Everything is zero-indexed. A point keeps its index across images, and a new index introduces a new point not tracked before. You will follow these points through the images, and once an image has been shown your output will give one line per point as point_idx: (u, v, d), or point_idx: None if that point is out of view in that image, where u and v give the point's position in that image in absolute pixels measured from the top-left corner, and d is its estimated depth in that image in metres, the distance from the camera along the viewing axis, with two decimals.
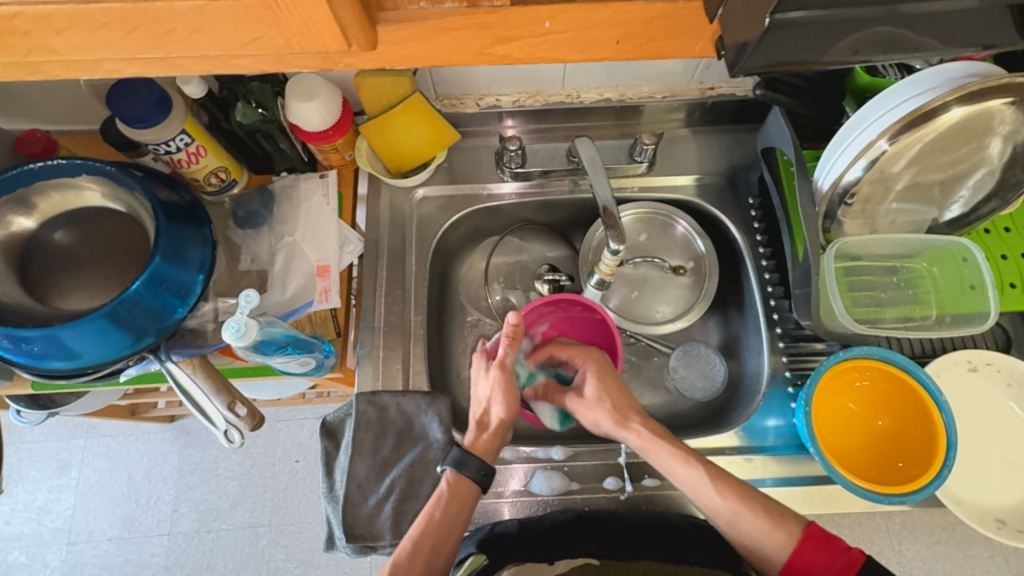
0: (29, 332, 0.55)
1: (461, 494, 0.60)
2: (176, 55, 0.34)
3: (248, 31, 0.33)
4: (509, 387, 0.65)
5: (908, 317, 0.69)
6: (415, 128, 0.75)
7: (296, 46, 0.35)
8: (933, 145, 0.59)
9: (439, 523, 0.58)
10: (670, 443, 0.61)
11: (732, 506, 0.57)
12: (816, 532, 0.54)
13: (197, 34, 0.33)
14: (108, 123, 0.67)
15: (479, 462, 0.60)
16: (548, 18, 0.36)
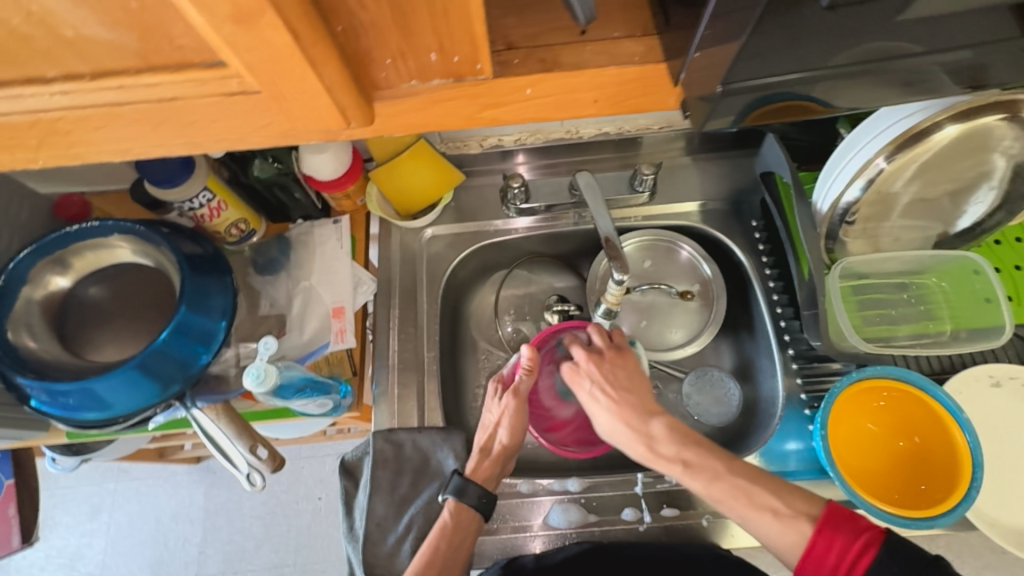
0: (66, 386, 0.59)
1: (463, 523, 0.63)
2: (195, 140, 0.38)
3: (260, 119, 0.37)
4: (518, 418, 0.67)
5: (922, 333, 0.68)
6: (423, 172, 0.80)
7: (301, 127, 0.38)
8: (931, 163, 0.59)
9: (443, 554, 0.61)
10: (689, 450, 0.58)
11: (744, 511, 0.55)
12: (827, 519, 0.50)
13: (214, 124, 0.37)
14: (138, 185, 0.73)
15: (480, 490, 0.64)
16: (529, 86, 0.38)
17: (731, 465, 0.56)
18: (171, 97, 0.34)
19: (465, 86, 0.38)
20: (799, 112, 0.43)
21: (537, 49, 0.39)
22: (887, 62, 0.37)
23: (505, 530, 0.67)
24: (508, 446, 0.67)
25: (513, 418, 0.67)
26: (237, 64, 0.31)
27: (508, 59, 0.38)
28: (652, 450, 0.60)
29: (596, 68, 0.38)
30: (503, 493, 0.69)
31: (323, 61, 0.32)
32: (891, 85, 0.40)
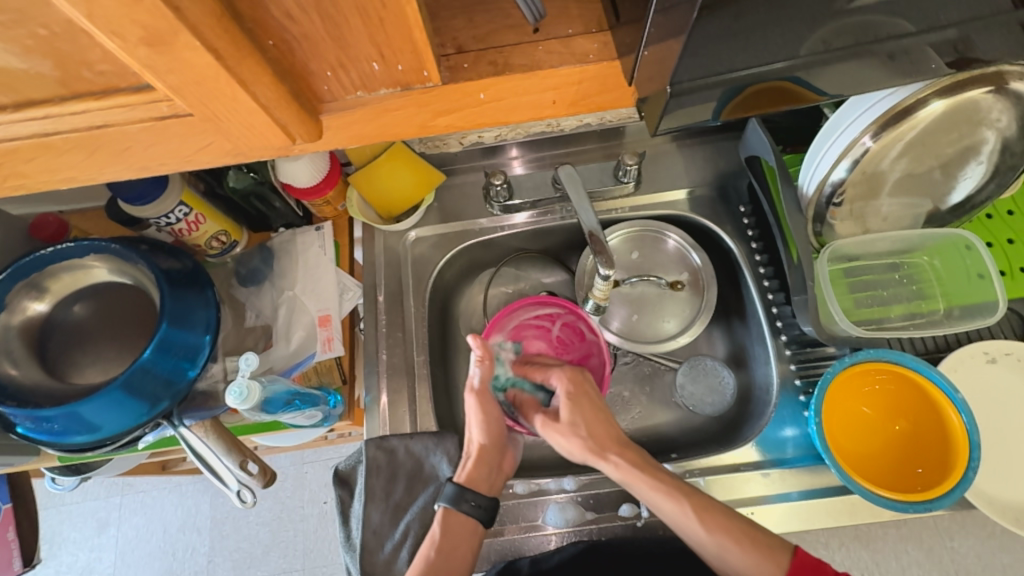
0: (51, 411, 0.58)
1: (455, 530, 0.61)
2: (136, 164, 0.37)
3: (197, 140, 0.36)
4: (489, 411, 0.66)
5: (914, 313, 0.67)
6: (402, 175, 0.79)
7: (245, 146, 0.37)
8: (916, 140, 0.58)
9: (434, 562, 0.58)
10: (651, 478, 0.58)
11: (718, 541, 0.54)
12: (803, 563, 0.52)
13: (151, 148, 0.35)
14: (112, 203, 0.72)
15: (474, 494, 0.61)
16: (482, 90, 0.37)
17: (717, 508, 0.56)
18: (102, 123, 0.33)
19: (415, 93, 0.36)
20: (789, 98, 0.41)
21: (488, 50, 0.37)
22: (840, 50, 0.36)
23: (503, 532, 0.67)
24: (488, 445, 0.65)
25: (481, 414, 0.65)
26: (162, 87, 0.30)
27: (457, 64, 0.37)
28: (623, 477, 0.59)
29: (547, 68, 0.36)
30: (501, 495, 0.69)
31: (255, 79, 0.31)
32: (850, 73, 0.39)
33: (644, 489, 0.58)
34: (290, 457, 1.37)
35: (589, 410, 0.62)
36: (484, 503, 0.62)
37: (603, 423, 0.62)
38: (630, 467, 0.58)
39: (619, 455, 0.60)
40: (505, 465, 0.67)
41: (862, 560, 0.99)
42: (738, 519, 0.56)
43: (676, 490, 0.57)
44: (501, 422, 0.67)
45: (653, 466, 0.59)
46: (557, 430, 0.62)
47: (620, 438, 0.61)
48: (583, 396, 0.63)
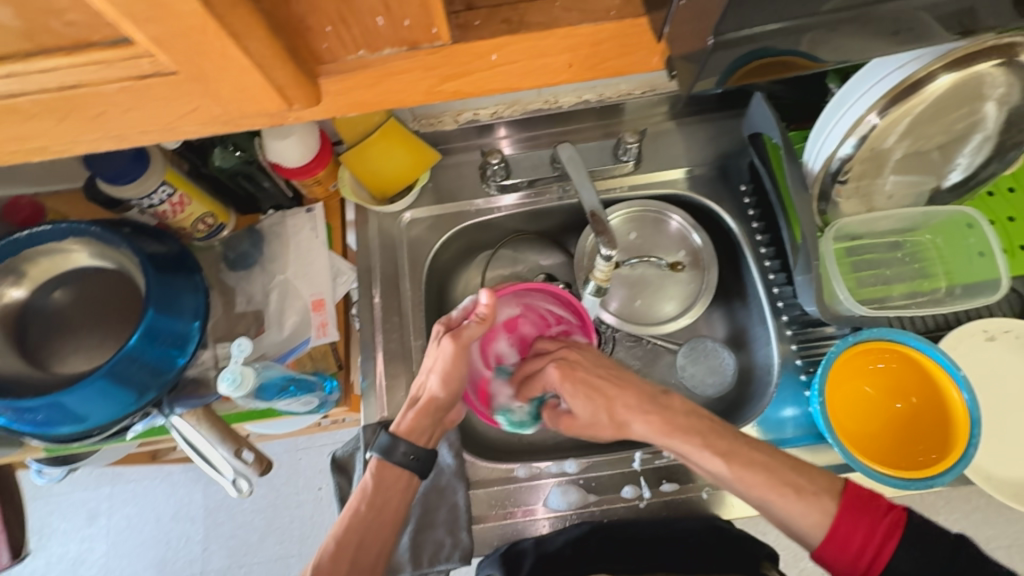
0: (33, 402, 0.55)
1: (389, 482, 0.62)
2: (115, 132, 0.34)
3: (182, 103, 0.33)
4: (453, 366, 0.64)
5: (916, 292, 0.67)
6: (397, 154, 0.76)
7: (235, 111, 0.34)
8: (924, 115, 0.56)
9: (363, 517, 0.60)
10: (681, 439, 0.59)
11: (759, 494, 0.55)
12: (850, 502, 0.52)
13: (131, 112, 0.33)
14: (90, 183, 0.68)
15: (408, 446, 0.62)
16: (494, 51, 0.35)
17: (742, 446, 0.57)
18: (73, 83, 0.31)
19: (422, 54, 0.34)
20: (789, 67, 0.40)
21: (500, 7, 0.36)
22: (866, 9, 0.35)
23: (505, 516, 0.66)
24: (440, 398, 0.65)
25: (448, 366, 0.64)
26: (142, 39, 0.28)
27: (467, 21, 0.35)
28: (657, 433, 0.60)
29: (565, 26, 0.35)
30: (502, 478, 0.68)
31: (247, 32, 0.28)
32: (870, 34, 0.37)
33: (676, 449, 0.59)
34: (283, 443, 1.36)
35: (610, 395, 0.64)
36: (421, 455, 0.63)
37: (622, 394, 0.63)
38: (657, 432, 0.60)
39: (645, 420, 0.61)
40: (447, 419, 0.68)
41: None
42: (783, 467, 0.55)
43: (709, 448, 0.57)
44: (463, 378, 0.65)
45: (683, 421, 0.60)
46: (578, 425, 0.65)
47: (648, 399, 0.63)
48: (585, 382, 0.65)
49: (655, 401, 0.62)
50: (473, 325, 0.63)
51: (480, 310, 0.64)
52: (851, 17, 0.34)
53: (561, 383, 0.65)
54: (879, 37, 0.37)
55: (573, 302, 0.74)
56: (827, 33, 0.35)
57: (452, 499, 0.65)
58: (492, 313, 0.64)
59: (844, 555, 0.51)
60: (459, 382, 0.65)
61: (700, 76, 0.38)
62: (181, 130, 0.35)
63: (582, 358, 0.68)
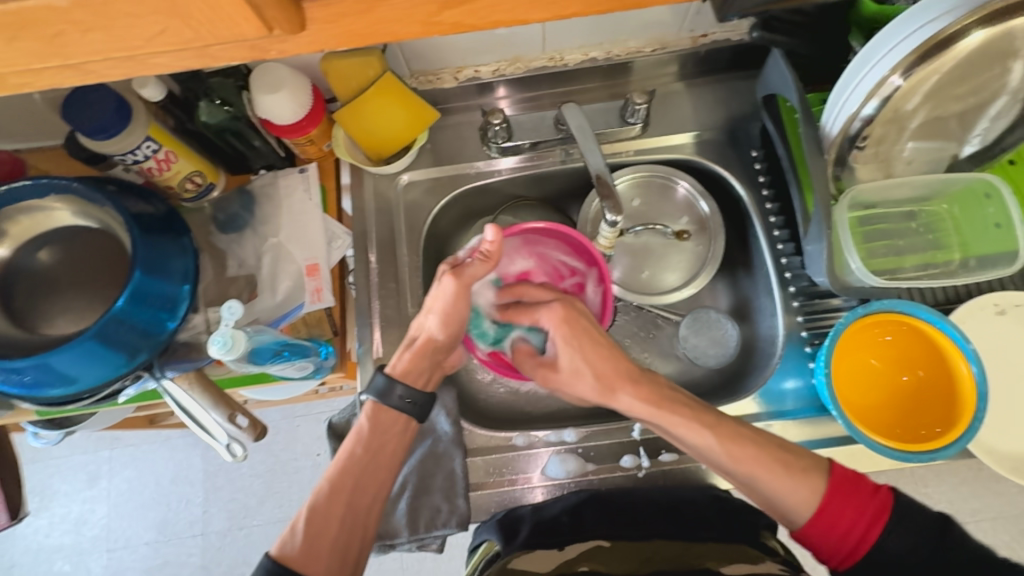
0: (19, 363, 0.53)
1: (385, 425, 0.61)
2: (77, 59, 0.32)
3: (150, 25, 0.30)
4: (453, 308, 0.61)
5: (929, 264, 0.65)
6: (393, 112, 0.71)
7: (211, 37, 0.31)
8: (951, 77, 0.53)
9: (359, 460, 0.59)
10: (668, 412, 0.57)
11: (749, 470, 0.55)
12: (840, 485, 0.53)
13: (91, 35, 0.30)
14: (71, 136, 0.65)
15: (405, 390, 0.61)
16: None
17: (730, 419, 0.57)
18: None
19: None
20: None
21: None
22: None
23: (502, 484, 0.66)
24: (439, 340, 0.63)
25: (449, 307, 0.61)
26: None
27: None
28: (644, 401, 0.58)
29: None
30: (498, 446, 0.67)
31: None
32: None
33: (662, 422, 0.57)
34: (281, 411, 1.36)
35: (589, 351, 0.60)
36: (418, 400, 0.62)
37: (614, 357, 0.60)
38: (643, 401, 0.58)
39: (633, 389, 0.58)
40: (446, 362, 0.67)
41: None
42: (772, 445, 0.55)
43: (698, 423, 0.56)
44: (463, 321, 0.63)
45: (670, 395, 0.58)
46: (560, 379, 0.62)
47: (636, 370, 0.60)
48: (584, 338, 0.61)
49: (643, 371, 0.60)
50: (477, 264, 0.60)
51: (484, 247, 0.59)
52: None
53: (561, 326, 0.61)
54: None
55: (587, 250, 0.70)
56: None
57: (449, 466, 0.65)
58: (497, 252, 0.60)
59: (831, 536, 0.52)
60: (461, 323, 0.63)
61: None
62: (149, 60, 0.32)
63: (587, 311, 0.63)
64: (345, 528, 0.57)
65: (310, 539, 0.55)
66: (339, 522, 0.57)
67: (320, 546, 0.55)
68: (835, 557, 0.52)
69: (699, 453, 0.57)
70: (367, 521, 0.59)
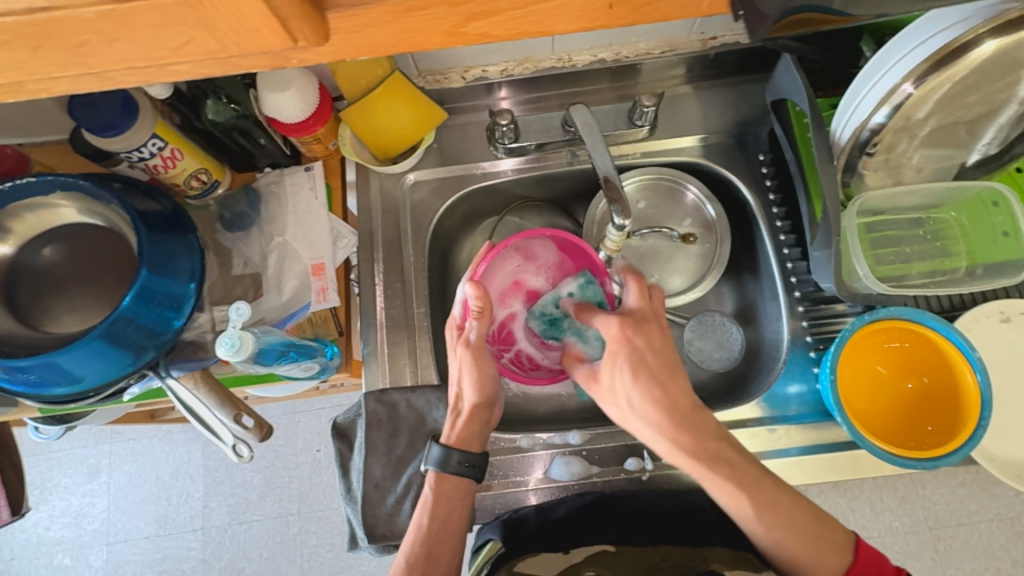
0: (25, 362, 0.53)
1: (448, 493, 0.60)
2: (97, 68, 0.31)
3: (174, 35, 0.30)
4: (479, 371, 0.60)
5: (936, 271, 0.65)
6: (400, 111, 0.71)
7: (234, 47, 0.31)
8: (962, 86, 0.53)
9: (429, 530, 0.59)
10: (709, 469, 0.54)
11: (776, 536, 0.53)
12: (865, 563, 0.52)
13: (114, 44, 0.30)
14: (77, 133, 0.64)
15: (463, 456, 0.60)
16: None
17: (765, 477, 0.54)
18: (45, 5, 0.27)
19: None
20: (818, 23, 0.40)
21: None
22: None
23: (507, 486, 0.66)
24: (479, 403, 0.61)
25: (475, 371, 0.60)
26: None
27: None
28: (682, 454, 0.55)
29: None
30: (503, 448, 0.68)
31: None
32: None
33: (695, 472, 0.55)
34: (281, 406, 1.36)
35: (655, 388, 0.55)
36: (476, 462, 0.61)
37: (664, 400, 0.55)
38: (681, 452, 0.55)
39: (673, 437, 0.55)
40: (494, 418, 0.65)
41: (842, 505, 1.04)
42: (807, 515, 0.54)
43: (738, 488, 0.53)
44: (495, 380, 0.61)
45: (713, 446, 0.55)
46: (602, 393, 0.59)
47: (688, 410, 0.55)
48: (641, 351, 0.56)
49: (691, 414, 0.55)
50: (476, 322, 0.59)
51: (473, 305, 0.57)
52: None
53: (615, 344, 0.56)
54: None
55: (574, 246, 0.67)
56: None
57: None
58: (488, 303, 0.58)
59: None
60: (492, 380, 0.61)
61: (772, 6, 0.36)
62: (171, 69, 0.32)
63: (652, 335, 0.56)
64: None
65: None
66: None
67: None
68: None
69: (727, 509, 0.55)
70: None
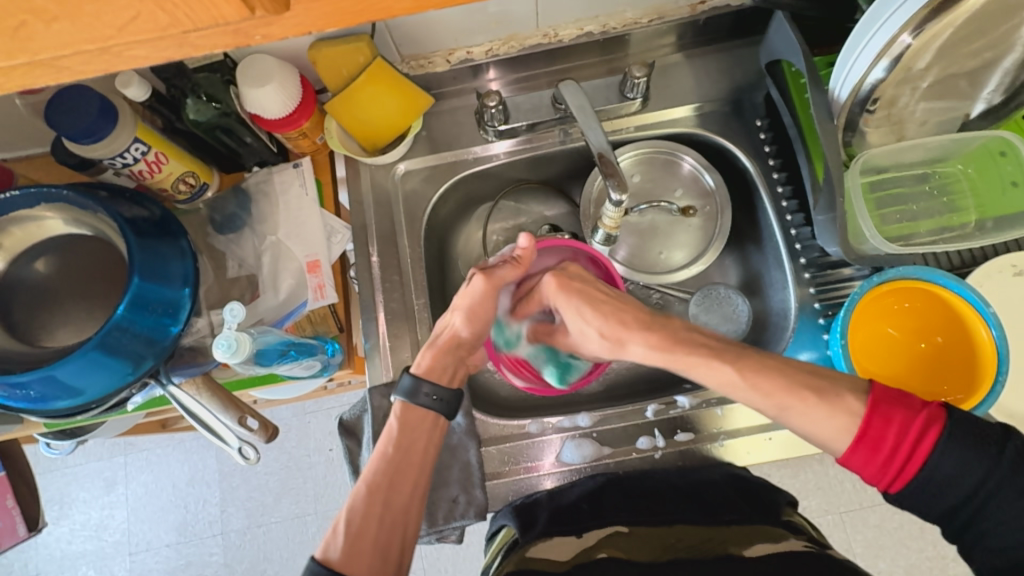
0: (23, 377, 0.52)
1: (413, 423, 0.60)
2: (47, 55, 0.30)
3: (121, 12, 0.29)
4: (481, 304, 0.63)
5: (944, 228, 0.63)
6: (385, 100, 0.69)
7: (187, 22, 0.30)
8: (966, 31, 0.51)
9: (392, 459, 0.57)
10: (684, 352, 0.56)
11: (778, 403, 0.52)
12: (881, 399, 0.48)
13: (56, 24, 0.29)
14: (58, 142, 0.63)
15: (432, 387, 0.60)
16: None
17: None
18: None
19: None
20: None
21: None
22: None
23: (518, 472, 0.66)
24: (463, 336, 0.64)
25: (476, 305, 0.63)
26: None
27: None
28: (656, 348, 0.58)
29: None
30: (512, 435, 0.67)
31: None
32: None
33: (678, 364, 0.56)
34: (291, 408, 1.36)
35: (612, 308, 0.61)
36: (446, 396, 0.61)
37: (618, 312, 0.60)
38: (655, 347, 0.58)
39: (643, 337, 0.59)
40: (470, 360, 0.67)
41: None
42: (802, 372, 0.52)
43: (718, 359, 0.54)
44: (489, 320, 0.65)
45: (683, 335, 0.57)
46: (579, 337, 0.64)
47: (646, 317, 0.60)
48: (580, 292, 0.62)
49: (654, 320, 0.60)
50: (507, 266, 0.64)
51: (517, 252, 0.65)
52: None
53: (560, 294, 0.63)
54: None
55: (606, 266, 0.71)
56: None
57: (463, 458, 0.64)
58: (529, 257, 0.65)
59: (875, 459, 0.47)
60: (486, 320, 0.65)
61: None
62: (124, 52, 0.31)
63: (582, 271, 0.65)
64: (385, 525, 0.55)
65: (351, 540, 0.53)
66: (378, 522, 0.54)
67: (362, 545, 0.53)
68: (881, 483, 0.48)
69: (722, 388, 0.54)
70: (408, 519, 0.56)
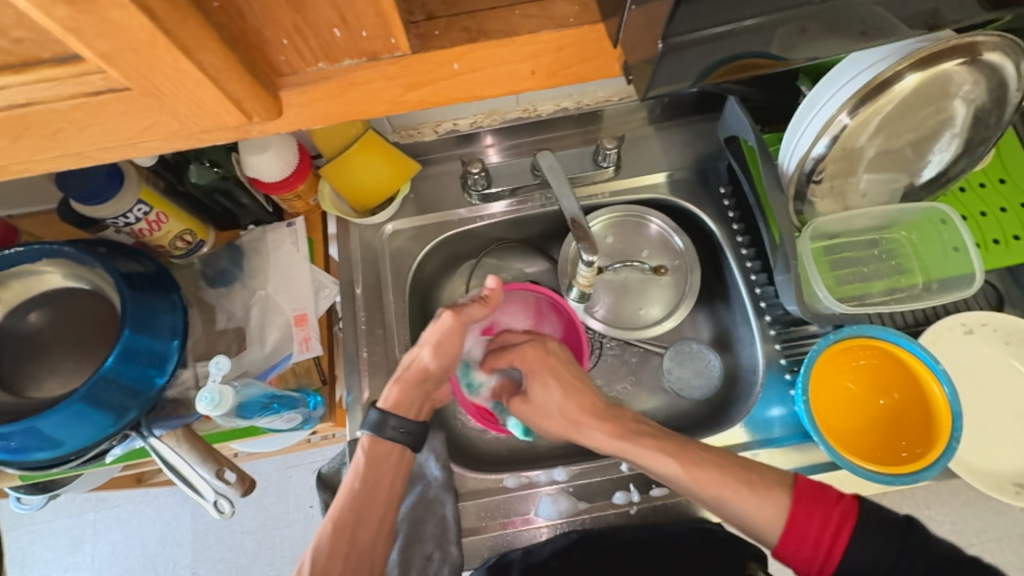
0: (5, 428, 0.54)
1: (379, 458, 0.63)
2: (71, 151, 0.35)
3: (139, 119, 0.34)
4: (448, 339, 0.65)
5: (894, 288, 0.68)
6: (376, 166, 0.76)
7: (195, 126, 0.35)
8: (894, 115, 0.58)
9: (359, 493, 0.61)
10: (633, 446, 0.59)
11: (714, 494, 0.56)
12: (803, 493, 0.53)
13: (86, 130, 0.33)
14: (65, 202, 0.67)
15: (398, 421, 0.63)
16: (455, 60, 0.36)
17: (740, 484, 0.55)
18: (24, 101, 0.31)
19: (383, 64, 0.35)
20: (751, 68, 0.41)
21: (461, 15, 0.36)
22: (813, 30, 0.36)
23: (495, 528, 0.65)
24: (430, 369, 0.66)
25: (442, 340, 0.65)
26: (91, 56, 0.28)
27: (428, 31, 0.36)
28: (611, 436, 0.61)
29: (526, 35, 0.35)
30: (490, 488, 0.67)
31: (198, 44, 0.29)
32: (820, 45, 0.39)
33: (632, 456, 0.59)
34: (272, 462, 1.33)
35: (575, 390, 0.64)
36: (412, 429, 0.64)
37: (579, 395, 0.64)
38: (616, 436, 0.61)
39: (607, 428, 0.61)
40: (435, 395, 0.69)
41: None
42: (735, 465, 0.57)
43: None
44: (456, 355, 0.67)
45: (634, 426, 0.61)
46: (533, 410, 0.66)
47: (602, 407, 0.63)
48: (553, 370, 0.66)
49: (610, 408, 0.63)
50: (475, 305, 0.66)
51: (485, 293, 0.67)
52: (802, 30, 0.35)
53: (530, 366, 0.66)
54: (822, 45, 0.39)
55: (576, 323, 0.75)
56: (789, 37, 0.36)
57: (439, 512, 0.65)
58: (496, 299, 0.67)
59: (802, 548, 0.51)
60: (452, 354, 0.67)
61: (651, 84, 0.37)
62: (139, 147, 0.36)
63: (561, 348, 0.68)
64: (351, 563, 0.59)
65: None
66: (343, 562, 0.59)
67: None
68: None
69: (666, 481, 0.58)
70: (372, 558, 0.61)
